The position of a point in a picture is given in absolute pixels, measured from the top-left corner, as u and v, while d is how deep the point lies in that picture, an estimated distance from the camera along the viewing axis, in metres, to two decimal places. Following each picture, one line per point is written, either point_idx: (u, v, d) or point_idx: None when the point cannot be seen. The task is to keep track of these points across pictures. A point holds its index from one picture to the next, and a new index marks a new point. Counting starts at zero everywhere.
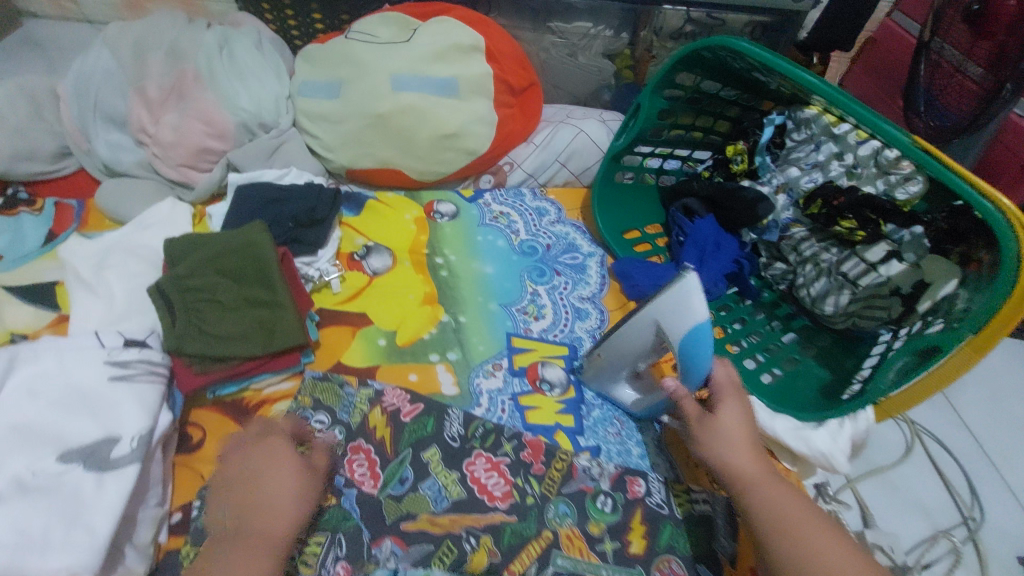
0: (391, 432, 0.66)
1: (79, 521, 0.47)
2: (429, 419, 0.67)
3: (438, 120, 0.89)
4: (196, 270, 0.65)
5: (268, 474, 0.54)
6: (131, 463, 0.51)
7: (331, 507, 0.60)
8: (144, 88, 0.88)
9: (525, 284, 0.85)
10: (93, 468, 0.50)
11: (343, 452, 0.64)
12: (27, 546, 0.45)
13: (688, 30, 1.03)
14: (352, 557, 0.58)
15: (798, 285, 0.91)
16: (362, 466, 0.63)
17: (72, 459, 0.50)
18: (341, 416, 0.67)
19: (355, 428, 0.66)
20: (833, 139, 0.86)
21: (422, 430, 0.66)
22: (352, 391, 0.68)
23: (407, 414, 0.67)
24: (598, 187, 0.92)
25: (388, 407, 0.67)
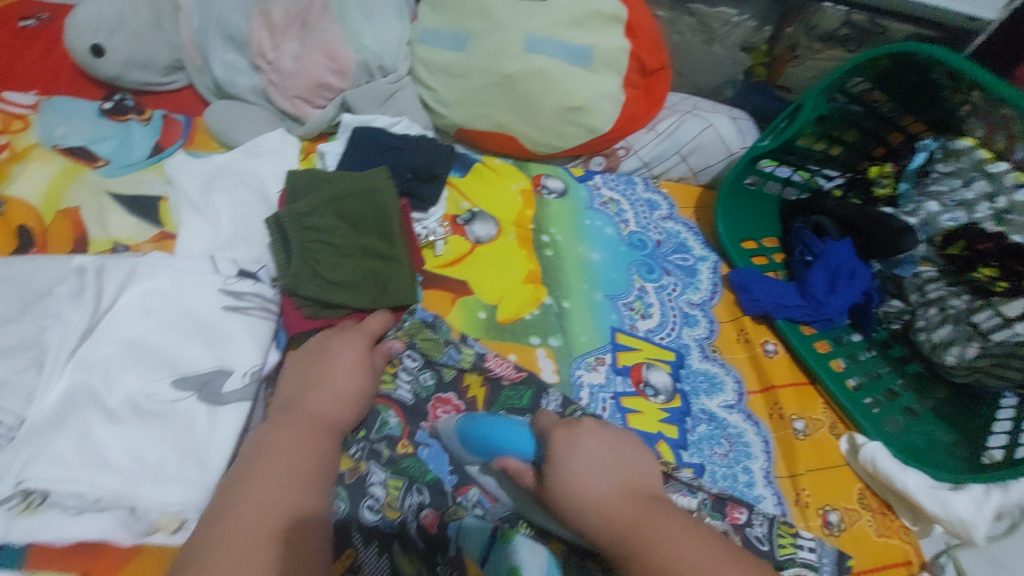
0: (485, 392, 0.62)
1: (191, 453, 0.46)
2: (527, 392, 0.62)
3: (566, 91, 0.84)
4: (316, 210, 0.62)
5: (330, 365, 0.53)
6: (241, 399, 0.49)
7: (410, 455, 0.57)
8: (269, 11, 0.83)
9: (633, 279, 0.79)
10: (205, 400, 0.49)
11: (428, 399, 0.61)
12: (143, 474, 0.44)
13: (843, 33, 0.94)
14: (437, 505, 0.54)
15: (917, 326, 0.78)
16: (449, 416, 0.60)
17: (186, 387, 0.49)
18: (435, 363, 0.62)
19: (446, 381, 0.62)
20: (986, 177, 0.75)
21: (517, 400, 0.62)
22: (455, 350, 0.63)
23: (508, 379, 0.62)
24: (728, 186, 0.86)
25: (491, 372, 0.62)
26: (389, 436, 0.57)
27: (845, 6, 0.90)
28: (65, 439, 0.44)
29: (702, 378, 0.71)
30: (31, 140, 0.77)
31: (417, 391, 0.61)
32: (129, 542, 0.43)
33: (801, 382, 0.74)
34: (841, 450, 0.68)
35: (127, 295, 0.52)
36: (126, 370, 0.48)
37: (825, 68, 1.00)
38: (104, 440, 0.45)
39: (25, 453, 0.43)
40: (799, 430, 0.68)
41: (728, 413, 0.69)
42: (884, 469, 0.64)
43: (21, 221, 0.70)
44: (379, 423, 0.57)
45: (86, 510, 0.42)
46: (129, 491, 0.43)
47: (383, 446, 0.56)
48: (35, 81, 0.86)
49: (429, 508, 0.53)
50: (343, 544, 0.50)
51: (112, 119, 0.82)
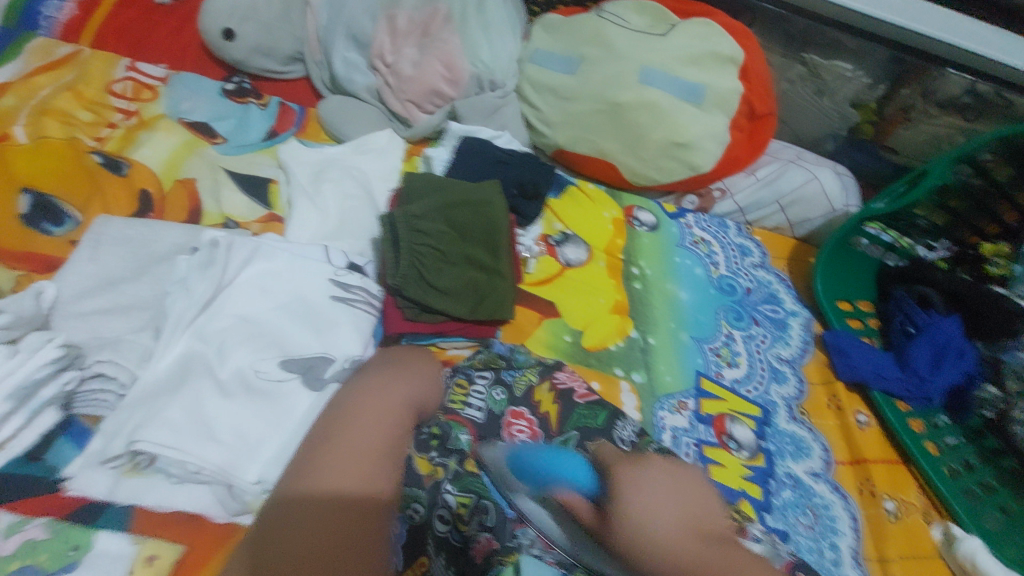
0: (558, 409, 0.61)
1: (289, 442, 0.48)
2: (602, 412, 0.62)
3: (675, 126, 0.83)
4: (428, 214, 0.62)
5: (408, 388, 0.50)
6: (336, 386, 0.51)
7: (475, 473, 0.54)
8: (394, 16, 0.85)
9: (721, 324, 0.77)
10: (308, 385, 0.50)
11: (502, 413, 0.60)
12: (240, 449, 0.46)
13: (962, 101, 0.91)
14: (496, 534, 0.52)
15: (1014, 417, 0.72)
16: (523, 434, 0.58)
17: (292, 369, 0.51)
18: (504, 377, 0.62)
19: (519, 395, 0.61)
20: None
21: (591, 420, 0.61)
22: (524, 356, 0.66)
23: (580, 396, 0.63)
24: (832, 245, 0.83)
25: (559, 385, 0.63)
26: (461, 449, 0.56)
27: (971, 75, 0.88)
28: (176, 406, 0.46)
29: (788, 440, 0.67)
30: (158, 110, 0.81)
31: (497, 411, 0.60)
32: (223, 517, 0.46)
33: (892, 460, 0.69)
34: (934, 539, 0.64)
35: (246, 273, 0.54)
36: (240, 343, 0.50)
37: (937, 134, 0.97)
38: (213, 411, 0.47)
39: (139, 415, 0.45)
40: (890, 511, 0.64)
41: (814, 482, 0.65)
42: (984, 570, 0.59)
43: (143, 186, 0.73)
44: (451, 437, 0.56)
45: (187, 479, 0.46)
46: (229, 470, 0.45)
47: (453, 457, 0.55)
48: (165, 56, 0.91)
49: (487, 535, 0.51)
50: (417, 551, 0.50)
51: (232, 100, 0.85)
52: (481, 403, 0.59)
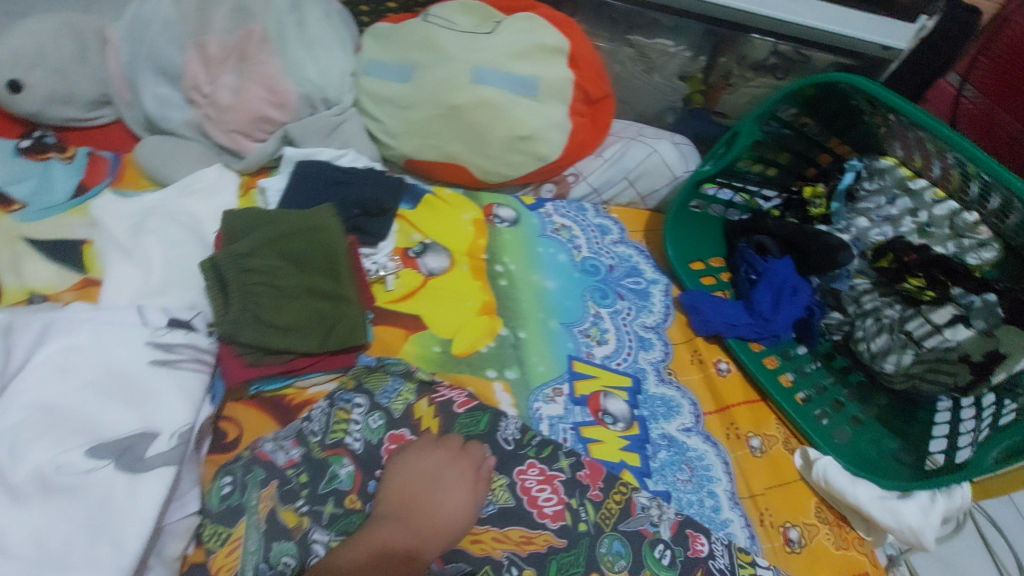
0: (440, 422, 0.61)
1: (105, 533, 0.44)
2: (484, 417, 0.63)
3: (514, 120, 0.84)
4: (256, 249, 0.58)
5: (459, 487, 0.55)
6: (166, 463, 0.47)
7: (358, 510, 0.54)
8: (205, 43, 0.80)
9: (588, 305, 0.80)
10: (124, 467, 0.46)
11: (380, 442, 0.58)
12: (48, 559, 0.42)
13: (770, 62, 1.00)
14: None
15: (856, 337, 0.84)
16: None
17: (103, 455, 0.47)
18: (380, 400, 0.60)
19: (398, 417, 0.60)
20: (908, 194, 0.83)
21: (474, 427, 0.62)
22: (399, 377, 0.63)
23: (460, 406, 0.63)
24: (675, 211, 0.89)
25: (439, 398, 0.62)
26: (337, 489, 0.54)
27: (772, 37, 0.96)
28: None
29: (659, 402, 0.71)
30: None
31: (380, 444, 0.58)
32: None
33: (753, 400, 0.75)
34: (795, 466, 0.69)
35: (42, 355, 0.50)
36: (38, 438, 0.46)
37: (756, 95, 1.06)
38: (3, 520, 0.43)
39: None
40: (755, 447, 0.70)
41: (686, 437, 0.68)
42: (837, 485, 0.65)
43: None
44: (329, 475, 0.55)
45: None
46: None
47: (329, 501, 0.54)
48: None
49: None
50: None
51: (28, 157, 0.76)
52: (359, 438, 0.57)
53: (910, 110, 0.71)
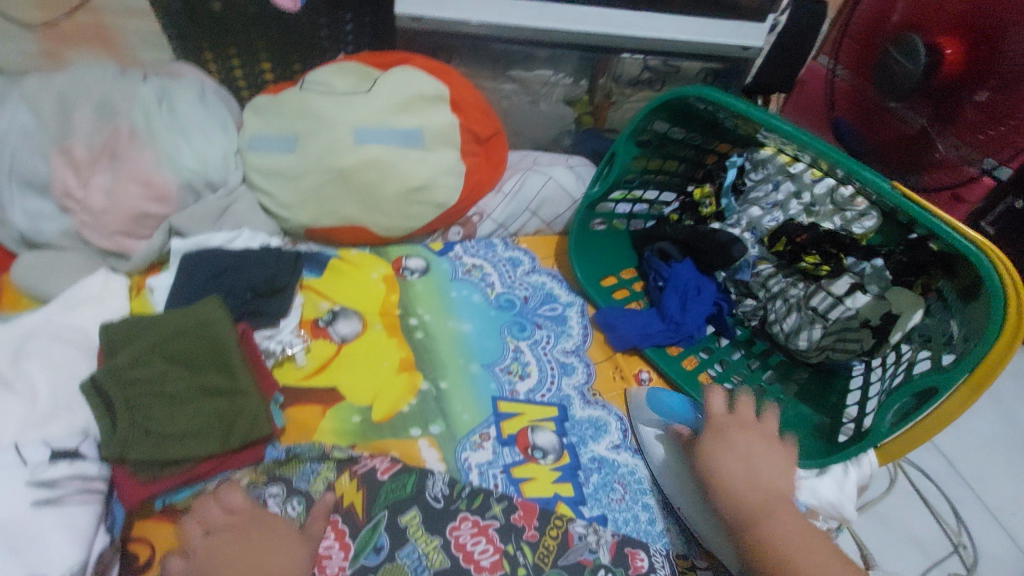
0: (363, 495, 0.61)
1: None
2: (408, 479, 0.63)
3: (405, 173, 0.86)
4: (140, 360, 0.57)
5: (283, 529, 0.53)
6: None
7: None
8: (71, 148, 0.78)
9: (507, 341, 0.81)
10: None
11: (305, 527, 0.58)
12: None
13: (646, 77, 1.06)
14: None
15: (770, 320, 0.87)
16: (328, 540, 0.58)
17: None
18: (299, 486, 0.61)
19: (318, 497, 0.61)
20: (790, 177, 0.88)
21: (400, 492, 0.62)
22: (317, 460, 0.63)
23: (384, 473, 0.63)
24: (576, 233, 0.91)
25: (360, 471, 0.62)
26: None
27: (641, 55, 1.01)
28: None
29: (587, 425, 0.73)
30: None
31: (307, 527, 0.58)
32: None
33: None
34: None
35: None
36: None
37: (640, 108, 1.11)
38: None
39: None
40: None
41: (616, 454, 0.70)
42: None
43: None
44: None
45: None
46: None
47: None
48: None
49: None
50: None
51: None
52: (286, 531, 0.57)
53: (765, 118, 0.71)
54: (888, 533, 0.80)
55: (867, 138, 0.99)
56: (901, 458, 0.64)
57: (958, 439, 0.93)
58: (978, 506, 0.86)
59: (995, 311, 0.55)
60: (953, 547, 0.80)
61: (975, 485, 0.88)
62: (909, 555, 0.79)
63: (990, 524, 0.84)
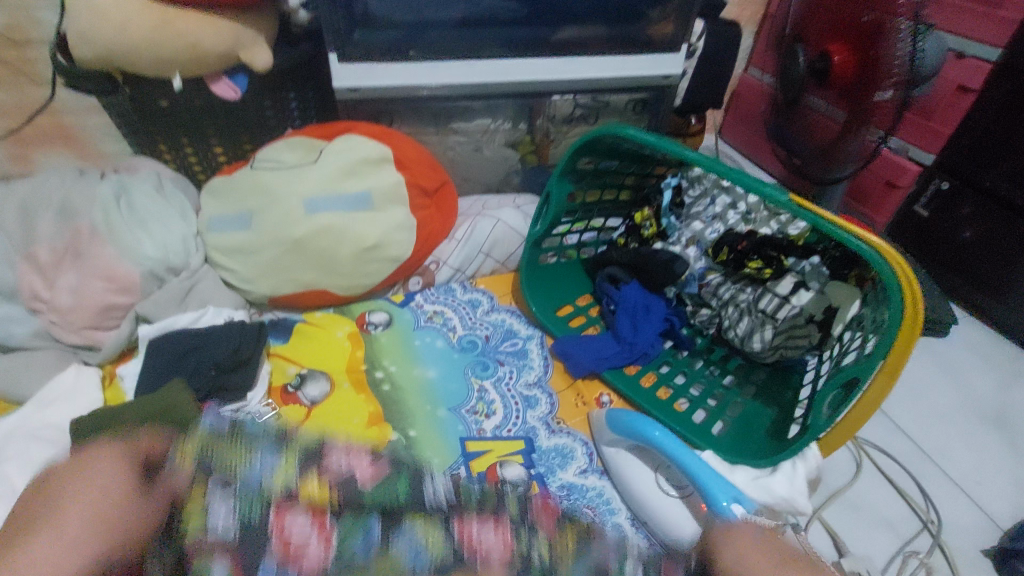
0: (341, 489, 0.62)
1: None
2: (400, 484, 0.65)
3: (357, 235, 0.90)
4: None
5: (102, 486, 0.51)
6: None
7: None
8: (35, 253, 0.82)
9: (471, 382, 0.84)
10: None
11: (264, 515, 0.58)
12: None
13: (578, 113, 1.13)
14: None
15: (725, 327, 0.90)
16: (302, 531, 0.58)
17: None
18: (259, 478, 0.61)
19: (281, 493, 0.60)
20: (725, 192, 0.99)
21: (394, 497, 0.64)
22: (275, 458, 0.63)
23: (366, 478, 0.65)
24: (526, 269, 0.95)
25: (332, 466, 0.64)
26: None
27: (570, 95, 1.07)
28: None
29: (553, 454, 0.76)
30: None
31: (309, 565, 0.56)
32: None
33: None
34: None
35: None
36: None
37: None
38: None
39: None
40: None
41: (584, 478, 0.74)
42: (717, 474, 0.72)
43: None
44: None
45: None
46: None
47: None
48: None
49: None
50: None
51: None
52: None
53: (674, 149, 0.77)
54: (858, 518, 0.83)
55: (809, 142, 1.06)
56: (840, 446, 0.68)
57: (915, 415, 0.98)
58: (939, 480, 0.89)
59: (891, 291, 0.59)
60: (924, 524, 0.83)
61: (937, 459, 0.92)
62: (882, 537, 0.82)
63: (957, 495, 0.88)
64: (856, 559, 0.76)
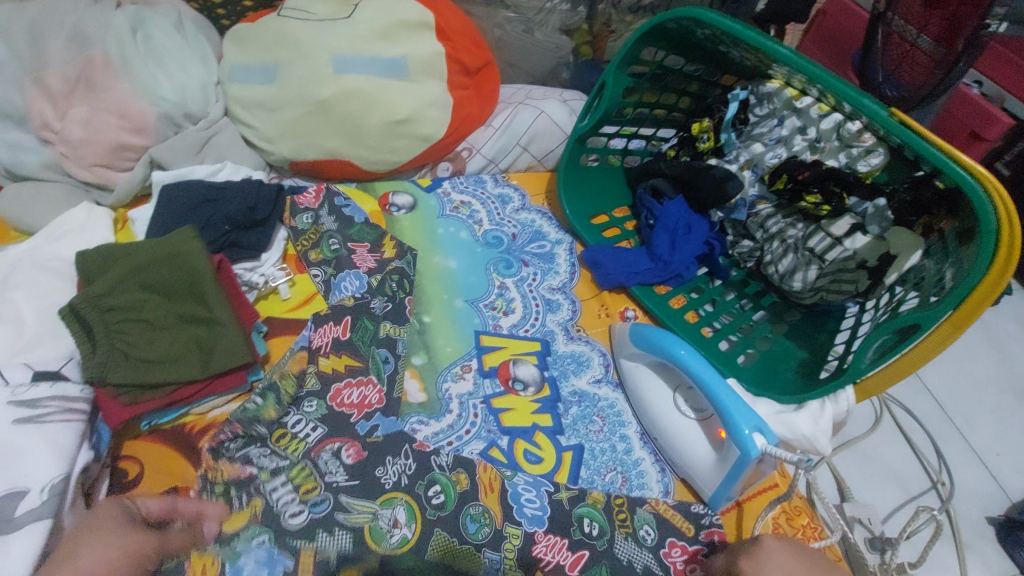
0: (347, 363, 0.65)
1: None
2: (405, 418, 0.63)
3: (388, 105, 0.82)
4: (116, 287, 0.57)
5: None
6: (41, 519, 0.45)
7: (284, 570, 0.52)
8: (44, 78, 0.75)
9: (492, 278, 0.80)
10: None
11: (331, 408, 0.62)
12: None
13: (647, 2, 0.99)
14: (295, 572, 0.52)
15: (766, 261, 0.84)
16: (353, 396, 0.63)
17: None
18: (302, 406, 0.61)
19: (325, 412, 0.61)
20: (795, 113, 0.82)
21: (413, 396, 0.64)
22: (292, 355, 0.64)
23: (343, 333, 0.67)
24: (565, 167, 0.89)
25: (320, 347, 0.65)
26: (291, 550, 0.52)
27: None
28: None
29: (569, 360, 0.73)
30: None
31: (274, 402, 0.60)
32: None
33: None
34: None
35: None
36: None
37: None
38: None
39: None
40: None
41: (597, 388, 0.71)
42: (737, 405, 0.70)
43: None
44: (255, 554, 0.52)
45: None
46: None
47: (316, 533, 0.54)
48: None
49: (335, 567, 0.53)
50: None
51: None
52: (230, 419, 0.58)
53: (761, 40, 0.67)
54: (867, 469, 0.82)
55: (905, 86, 0.84)
56: (877, 394, 0.65)
57: (949, 378, 0.93)
58: (962, 447, 0.86)
59: (984, 245, 0.54)
60: (933, 484, 0.81)
61: (961, 426, 0.88)
62: (888, 490, 0.80)
63: (973, 462, 0.85)
64: (859, 506, 0.75)
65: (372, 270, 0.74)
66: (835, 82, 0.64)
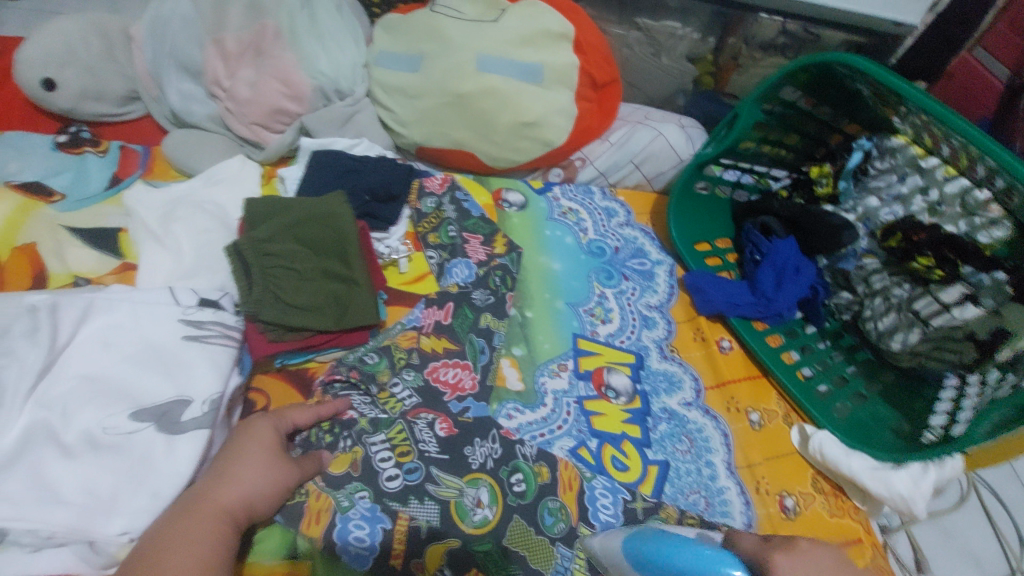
0: (446, 340, 0.69)
1: (145, 485, 0.48)
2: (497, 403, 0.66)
3: (520, 107, 0.86)
4: (276, 236, 0.63)
5: None
6: (200, 427, 0.52)
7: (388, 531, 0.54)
8: (222, 40, 0.83)
9: (593, 285, 0.82)
10: (163, 429, 0.51)
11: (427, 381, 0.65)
12: (96, 508, 0.47)
13: (780, 42, 0.98)
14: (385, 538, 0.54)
15: (865, 316, 0.83)
16: (450, 373, 0.66)
17: (144, 418, 0.52)
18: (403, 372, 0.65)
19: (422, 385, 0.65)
20: (918, 172, 0.79)
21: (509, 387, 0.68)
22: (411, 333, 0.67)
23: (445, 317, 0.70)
24: (678, 191, 0.91)
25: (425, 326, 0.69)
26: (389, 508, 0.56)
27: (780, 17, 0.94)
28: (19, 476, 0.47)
29: (661, 378, 0.75)
30: None
31: (388, 365, 0.65)
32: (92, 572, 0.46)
33: (753, 376, 0.79)
34: (794, 443, 0.73)
35: (87, 331, 0.55)
36: (84, 405, 0.51)
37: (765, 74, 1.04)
38: (56, 474, 0.48)
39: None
40: (755, 421, 0.74)
41: (687, 410, 0.72)
42: (831, 457, 0.69)
43: None
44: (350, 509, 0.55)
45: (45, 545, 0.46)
46: (85, 525, 0.46)
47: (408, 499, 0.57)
48: None
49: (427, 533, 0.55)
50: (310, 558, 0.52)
51: (67, 152, 0.80)
52: (347, 364, 0.64)
53: (916, 94, 0.67)
54: (947, 545, 0.79)
55: None
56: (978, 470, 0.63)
57: None
58: None
59: None
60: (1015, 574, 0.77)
61: None
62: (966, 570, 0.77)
63: None
64: None
65: (481, 262, 0.78)
66: (999, 150, 0.62)
